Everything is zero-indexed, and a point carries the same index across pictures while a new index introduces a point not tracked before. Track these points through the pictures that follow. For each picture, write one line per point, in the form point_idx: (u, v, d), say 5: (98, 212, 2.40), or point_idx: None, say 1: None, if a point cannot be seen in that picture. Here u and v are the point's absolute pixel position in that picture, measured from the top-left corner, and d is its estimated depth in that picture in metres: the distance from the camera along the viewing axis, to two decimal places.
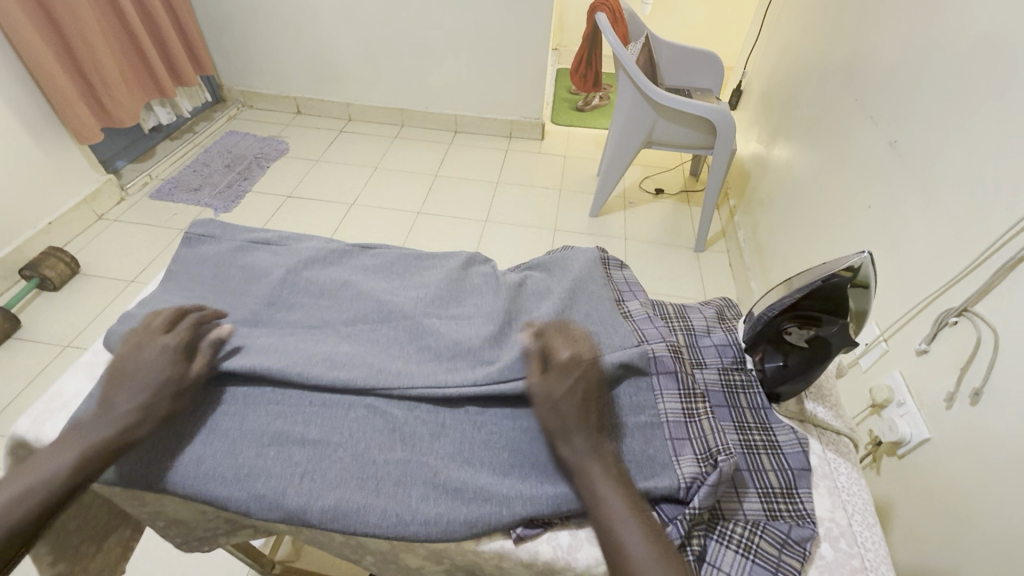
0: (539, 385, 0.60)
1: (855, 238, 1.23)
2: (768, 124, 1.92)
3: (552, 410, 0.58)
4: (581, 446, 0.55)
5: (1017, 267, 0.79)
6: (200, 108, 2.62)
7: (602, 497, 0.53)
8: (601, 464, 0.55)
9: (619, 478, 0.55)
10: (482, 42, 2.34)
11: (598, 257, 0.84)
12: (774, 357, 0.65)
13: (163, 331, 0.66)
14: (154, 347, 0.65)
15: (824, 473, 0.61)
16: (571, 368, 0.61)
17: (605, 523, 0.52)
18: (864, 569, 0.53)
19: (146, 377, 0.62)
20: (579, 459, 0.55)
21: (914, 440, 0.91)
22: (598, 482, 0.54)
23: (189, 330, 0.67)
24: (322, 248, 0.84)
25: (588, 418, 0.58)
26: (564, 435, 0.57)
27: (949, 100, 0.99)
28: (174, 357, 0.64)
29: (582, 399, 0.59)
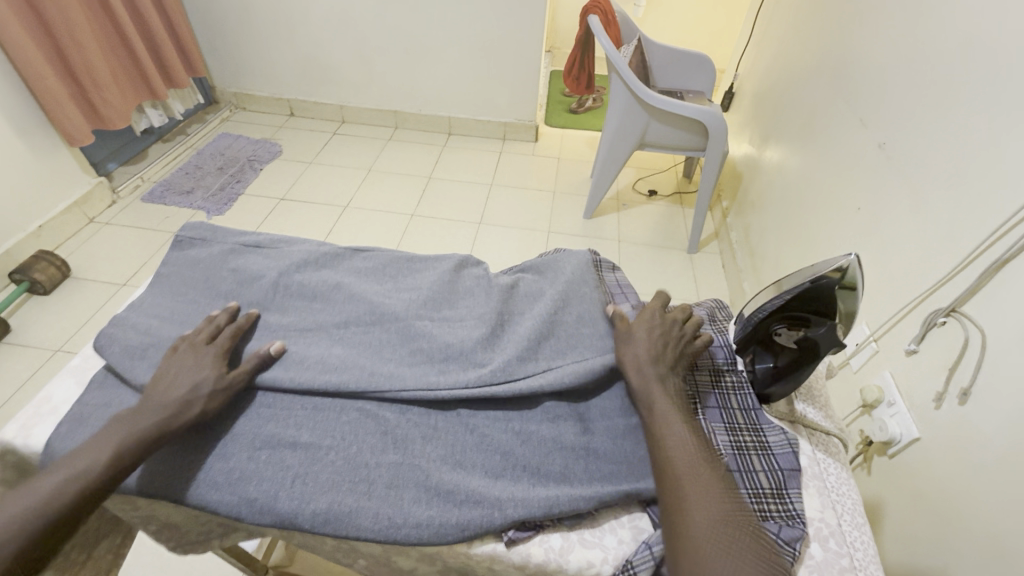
0: (626, 325, 0.65)
1: (844, 239, 1.25)
2: (760, 126, 1.93)
3: (632, 347, 0.62)
4: (649, 373, 0.59)
5: (1004, 269, 0.80)
6: (192, 110, 2.61)
7: (660, 415, 0.56)
8: (665, 392, 0.58)
9: (680, 407, 0.58)
10: (475, 44, 2.34)
11: (590, 258, 0.84)
12: (764, 358, 0.66)
13: (205, 342, 0.66)
14: (194, 355, 0.63)
15: (813, 474, 0.61)
16: (651, 316, 0.65)
17: (657, 435, 0.55)
18: (853, 569, 0.53)
19: (188, 379, 0.60)
20: (645, 385, 0.59)
21: (904, 439, 0.92)
22: (660, 403, 0.57)
23: (229, 342, 0.67)
24: (314, 251, 0.83)
25: (660, 354, 0.61)
26: (633, 362, 0.61)
27: (937, 104, 1.00)
28: (216, 361, 0.63)
29: (661, 334, 0.63)
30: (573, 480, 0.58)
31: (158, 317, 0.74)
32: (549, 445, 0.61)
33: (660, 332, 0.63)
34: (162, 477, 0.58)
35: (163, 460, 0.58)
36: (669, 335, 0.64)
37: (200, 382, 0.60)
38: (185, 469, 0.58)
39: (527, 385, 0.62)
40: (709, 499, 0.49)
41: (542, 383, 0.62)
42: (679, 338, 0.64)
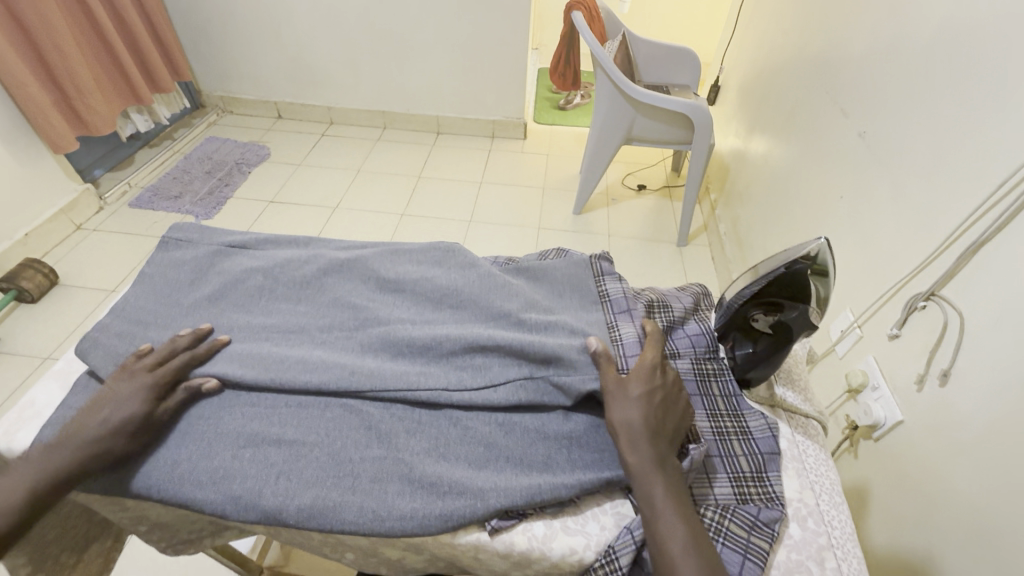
0: (617, 384, 0.59)
1: (828, 226, 1.26)
2: (745, 118, 1.95)
3: (625, 409, 0.57)
4: (648, 456, 0.54)
5: (980, 251, 0.81)
6: (179, 115, 2.60)
7: (664, 525, 0.51)
8: (664, 477, 0.53)
9: (680, 496, 0.53)
10: (462, 43, 2.35)
11: (587, 262, 0.78)
12: (744, 345, 0.67)
13: (149, 369, 0.63)
14: (133, 384, 0.61)
15: (792, 456, 0.62)
16: (651, 379, 0.59)
17: (654, 532, 0.51)
18: (830, 546, 0.54)
19: (114, 414, 0.58)
20: (643, 469, 0.54)
21: (889, 422, 0.94)
22: (659, 499, 0.52)
23: (174, 374, 0.63)
24: (299, 254, 0.83)
25: (658, 430, 0.56)
26: (633, 445, 0.55)
27: (914, 90, 1.01)
28: (149, 395, 0.60)
29: (659, 403, 0.58)
30: (555, 468, 0.59)
31: (143, 321, 0.74)
32: (532, 435, 0.61)
33: (660, 400, 0.58)
34: (126, 485, 0.59)
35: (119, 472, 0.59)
36: (668, 404, 0.59)
37: (125, 420, 0.58)
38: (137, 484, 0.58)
39: (508, 395, 0.62)
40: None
41: (520, 394, 0.61)
42: (677, 404, 0.59)
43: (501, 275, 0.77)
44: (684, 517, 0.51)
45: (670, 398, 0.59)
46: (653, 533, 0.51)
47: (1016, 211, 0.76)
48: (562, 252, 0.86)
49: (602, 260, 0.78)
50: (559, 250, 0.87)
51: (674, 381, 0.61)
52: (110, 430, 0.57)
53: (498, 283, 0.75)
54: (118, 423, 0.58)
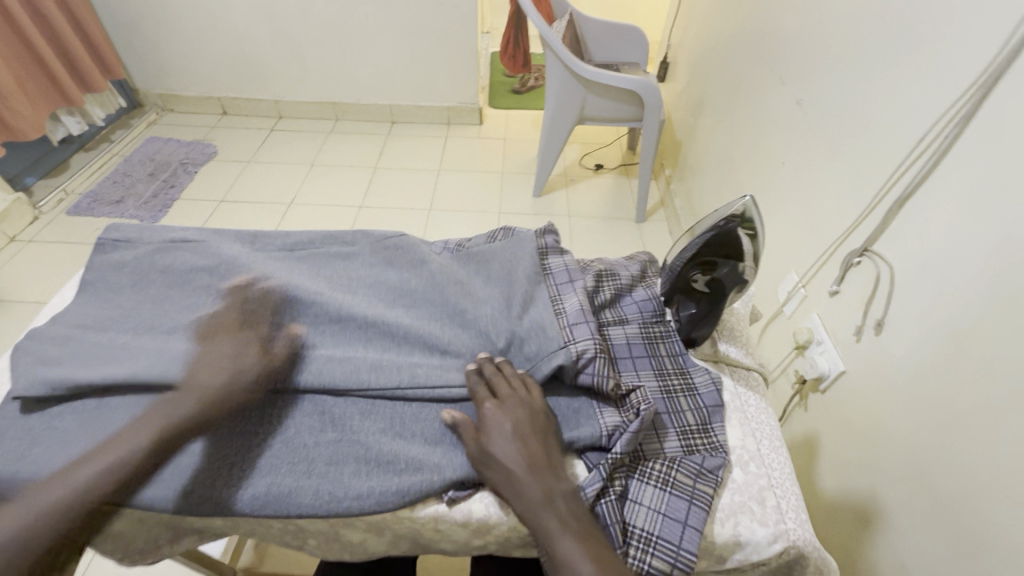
0: (476, 441, 0.57)
1: (772, 193, 1.30)
2: (693, 93, 1.98)
3: (498, 460, 0.55)
4: (534, 497, 0.52)
5: (906, 204, 0.86)
6: (115, 115, 2.47)
7: (568, 563, 0.48)
8: (556, 512, 0.51)
9: (577, 522, 0.51)
10: (410, 28, 2.30)
11: (534, 240, 0.78)
12: (687, 306, 0.69)
13: (238, 329, 0.66)
14: (234, 343, 0.64)
15: (735, 407, 0.65)
16: (500, 418, 0.57)
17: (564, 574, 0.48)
18: (771, 486, 0.58)
19: (228, 368, 0.62)
20: (533, 513, 0.52)
21: (832, 373, 0.99)
22: (558, 537, 0.50)
23: (260, 326, 0.68)
24: (247, 255, 0.81)
25: (537, 464, 0.54)
26: (518, 495, 0.53)
27: (842, 58, 1.06)
28: (254, 346, 0.64)
29: (522, 440, 0.56)
30: None
31: (81, 324, 0.71)
32: None
33: (520, 433, 0.56)
34: None
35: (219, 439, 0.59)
36: (530, 436, 0.57)
37: (245, 368, 0.62)
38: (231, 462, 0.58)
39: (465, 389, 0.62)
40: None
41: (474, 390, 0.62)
42: (543, 429, 0.58)
43: (452, 266, 0.78)
44: (584, 543, 0.50)
45: (529, 427, 0.57)
46: None
47: (933, 165, 0.81)
48: (507, 233, 0.86)
49: (548, 234, 0.80)
50: (506, 230, 0.88)
51: (521, 403, 0.59)
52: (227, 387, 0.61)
53: (450, 279, 0.75)
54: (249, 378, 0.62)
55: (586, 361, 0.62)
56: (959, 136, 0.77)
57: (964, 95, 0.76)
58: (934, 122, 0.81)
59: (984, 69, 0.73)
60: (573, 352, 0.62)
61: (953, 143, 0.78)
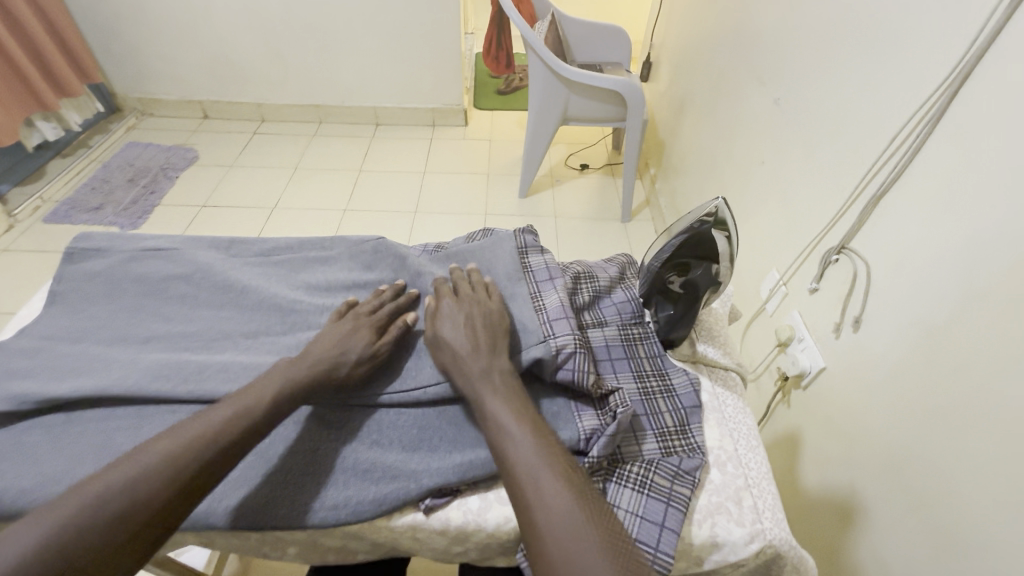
0: (432, 329, 0.64)
1: (753, 192, 1.31)
2: (676, 92, 1.99)
3: (445, 342, 0.62)
4: (472, 369, 0.59)
5: (882, 201, 0.87)
6: (93, 120, 2.43)
7: (493, 415, 0.55)
8: (490, 383, 0.58)
9: (507, 392, 0.57)
10: (393, 30, 2.29)
11: (512, 236, 0.79)
12: (665, 307, 0.69)
13: (367, 315, 0.67)
14: (358, 327, 0.65)
15: (712, 408, 0.65)
16: (456, 313, 0.65)
17: (489, 429, 0.55)
18: (748, 486, 0.58)
19: (337, 346, 0.62)
20: (470, 383, 0.58)
21: (813, 370, 1.00)
22: (488, 399, 0.56)
23: (387, 317, 0.68)
24: (220, 261, 0.80)
25: (480, 346, 0.61)
26: (459, 368, 0.60)
27: (818, 57, 1.07)
28: (368, 331, 0.65)
29: (469, 327, 0.63)
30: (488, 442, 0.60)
31: (51, 337, 0.70)
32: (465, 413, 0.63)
33: (472, 324, 0.63)
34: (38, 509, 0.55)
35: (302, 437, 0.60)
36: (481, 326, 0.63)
37: (350, 348, 0.62)
38: (309, 463, 0.58)
39: (438, 391, 0.63)
40: (552, 493, 0.48)
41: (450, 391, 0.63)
42: (493, 321, 0.64)
43: (430, 268, 0.77)
44: (511, 403, 0.56)
45: (481, 319, 0.64)
46: (489, 432, 0.54)
47: (907, 163, 0.82)
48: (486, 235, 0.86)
49: (526, 234, 0.80)
50: (486, 230, 0.88)
51: (479, 303, 0.66)
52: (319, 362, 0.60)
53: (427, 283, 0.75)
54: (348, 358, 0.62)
55: (563, 359, 0.61)
56: (931, 134, 0.78)
57: (936, 93, 0.77)
58: (908, 120, 0.82)
59: (954, 68, 0.74)
60: (552, 346, 0.61)
61: (926, 140, 0.79)
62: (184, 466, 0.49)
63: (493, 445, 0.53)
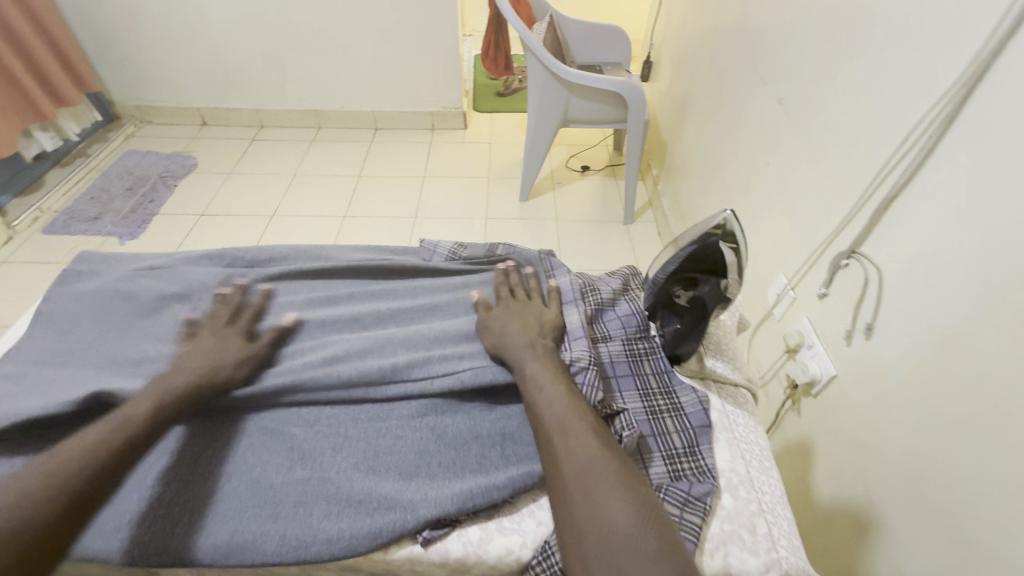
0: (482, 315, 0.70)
1: (758, 194, 1.29)
2: (677, 91, 1.97)
3: (492, 322, 0.68)
4: (516, 342, 0.64)
5: (893, 205, 0.85)
6: (91, 129, 2.42)
7: (532, 377, 0.59)
8: (533, 354, 0.62)
9: (549, 362, 0.61)
10: (390, 33, 2.27)
11: (538, 258, 0.84)
12: (671, 321, 0.67)
13: (227, 323, 0.70)
14: (229, 334, 0.68)
15: (723, 427, 0.63)
16: (507, 303, 0.71)
17: (527, 389, 0.59)
18: (761, 512, 0.55)
19: (213, 354, 0.65)
20: (514, 352, 0.63)
21: (824, 378, 0.98)
22: (529, 365, 0.61)
23: (248, 321, 0.72)
24: (230, 277, 0.80)
25: (525, 326, 0.66)
26: (505, 341, 0.65)
27: (823, 55, 1.04)
28: (236, 335, 0.68)
29: (519, 314, 0.68)
30: (488, 468, 0.60)
31: (40, 361, 0.68)
32: (464, 436, 0.63)
33: (519, 312, 0.69)
34: None
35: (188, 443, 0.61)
36: (527, 314, 0.69)
37: (228, 353, 0.65)
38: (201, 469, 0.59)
39: (442, 385, 0.64)
40: (577, 440, 0.52)
41: (456, 381, 0.64)
42: (539, 311, 0.69)
43: (444, 291, 0.82)
44: (550, 369, 0.60)
45: (530, 310, 0.69)
46: (528, 392, 0.59)
47: (918, 165, 0.80)
48: (505, 250, 0.88)
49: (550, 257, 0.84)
50: (507, 244, 0.90)
51: (530, 300, 0.72)
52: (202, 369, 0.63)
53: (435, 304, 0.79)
54: (230, 360, 0.65)
55: (579, 368, 0.62)
56: (944, 135, 0.75)
57: (948, 92, 0.74)
58: (919, 119, 0.79)
59: (967, 66, 0.71)
60: (567, 358, 0.63)
61: (938, 141, 0.76)
62: (88, 465, 0.51)
63: (531, 403, 0.58)
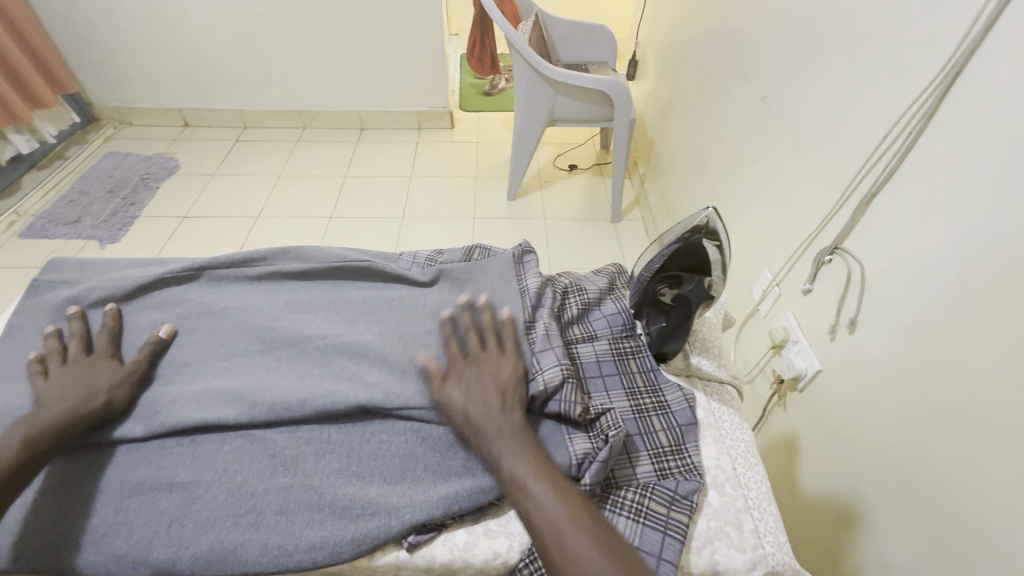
0: (439, 389, 0.60)
1: (744, 192, 1.29)
2: (663, 89, 1.97)
3: (454, 402, 0.58)
4: (486, 428, 0.55)
5: (874, 201, 0.85)
6: (69, 131, 2.37)
7: (513, 473, 0.52)
8: (507, 442, 0.54)
9: (525, 447, 0.54)
10: (376, 32, 2.25)
11: (512, 261, 0.78)
12: (656, 320, 0.67)
13: (85, 352, 0.67)
14: (93, 361, 0.65)
15: (709, 424, 0.63)
16: (461, 368, 0.61)
17: (509, 487, 0.52)
18: (747, 509, 0.55)
19: (84, 382, 0.62)
20: (485, 442, 0.55)
21: (809, 372, 0.99)
22: (505, 458, 0.53)
23: (110, 344, 0.68)
24: (215, 294, 0.77)
25: (491, 401, 0.58)
26: (473, 427, 0.56)
27: (805, 54, 1.05)
28: (102, 362, 0.65)
29: (481, 383, 0.59)
30: (474, 471, 0.59)
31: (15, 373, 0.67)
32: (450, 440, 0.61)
33: (478, 382, 0.60)
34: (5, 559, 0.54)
35: (66, 469, 0.59)
36: (488, 381, 0.60)
37: (103, 379, 0.63)
38: (84, 492, 0.57)
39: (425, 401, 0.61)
40: (581, 550, 0.45)
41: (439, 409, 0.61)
42: (503, 374, 0.61)
43: (424, 298, 0.75)
44: (529, 458, 0.53)
45: (491, 374, 0.61)
46: (513, 493, 0.51)
47: (898, 162, 0.81)
48: (482, 250, 0.84)
49: (527, 257, 0.80)
50: (484, 247, 0.84)
51: (489, 356, 0.63)
52: (78, 400, 0.60)
53: (413, 306, 0.74)
54: (107, 385, 0.63)
55: (552, 390, 0.60)
56: (922, 133, 0.76)
57: (925, 90, 0.75)
58: (898, 118, 0.80)
59: (944, 65, 0.72)
60: (541, 381, 0.60)
61: (917, 139, 0.77)
62: None
63: (517, 506, 0.51)
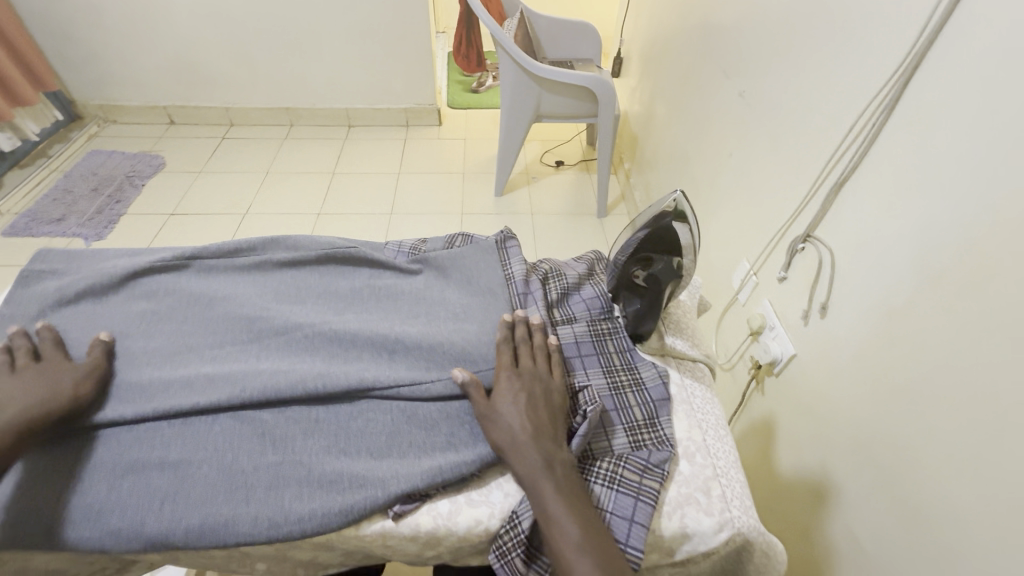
0: (485, 406, 0.59)
1: (723, 184, 1.33)
2: (647, 85, 2.00)
3: (500, 422, 0.58)
4: (533, 462, 0.54)
5: (843, 188, 0.89)
6: (52, 129, 2.35)
7: (556, 520, 0.51)
8: (553, 482, 0.53)
9: (572, 493, 0.53)
10: (363, 29, 2.26)
11: (493, 246, 0.81)
12: (632, 301, 0.70)
13: (32, 361, 0.64)
14: (46, 368, 0.63)
15: (681, 400, 0.66)
16: (512, 385, 0.60)
17: (548, 533, 0.51)
18: (716, 476, 0.59)
19: (43, 384, 0.60)
20: (531, 476, 0.54)
21: (784, 357, 1.02)
22: (550, 499, 0.52)
23: (55, 352, 0.66)
24: (204, 283, 0.78)
25: (540, 430, 0.57)
26: (518, 454, 0.55)
27: (780, 49, 1.08)
28: (55, 366, 0.63)
29: (531, 407, 0.59)
30: (457, 446, 0.61)
31: None
32: (434, 417, 0.63)
33: (529, 403, 0.59)
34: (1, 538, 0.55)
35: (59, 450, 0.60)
36: (539, 406, 0.59)
37: (62, 379, 0.61)
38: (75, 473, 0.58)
39: (412, 385, 0.64)
40: None
41: (423, 390, 0.63)
42: (552, 402, 0.60)
43: (408, 282, 0.78)
44: (574, 505, 0.52)
45: (541, 399, 0.60)
46: (552, 539, 0.50)
47: (865, 151, 0.84)
48: (466, 237, 0.87)
49: (508, 243, 0.81)
50: (465, 234, 0.87)
51: (539, 377, 0.62)
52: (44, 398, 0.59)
53: (399, 292, 0.77)
54: (69, 383, 0.61)
55: None
56: (885, 123, 0.80)
57: (888, 82, 0.79)
58: (864, 109, 0.84)
59: (904, 59, 0.76)
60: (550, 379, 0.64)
61: (880, 129, 0.81)
62: None
63: (554, 555, 0.50)
